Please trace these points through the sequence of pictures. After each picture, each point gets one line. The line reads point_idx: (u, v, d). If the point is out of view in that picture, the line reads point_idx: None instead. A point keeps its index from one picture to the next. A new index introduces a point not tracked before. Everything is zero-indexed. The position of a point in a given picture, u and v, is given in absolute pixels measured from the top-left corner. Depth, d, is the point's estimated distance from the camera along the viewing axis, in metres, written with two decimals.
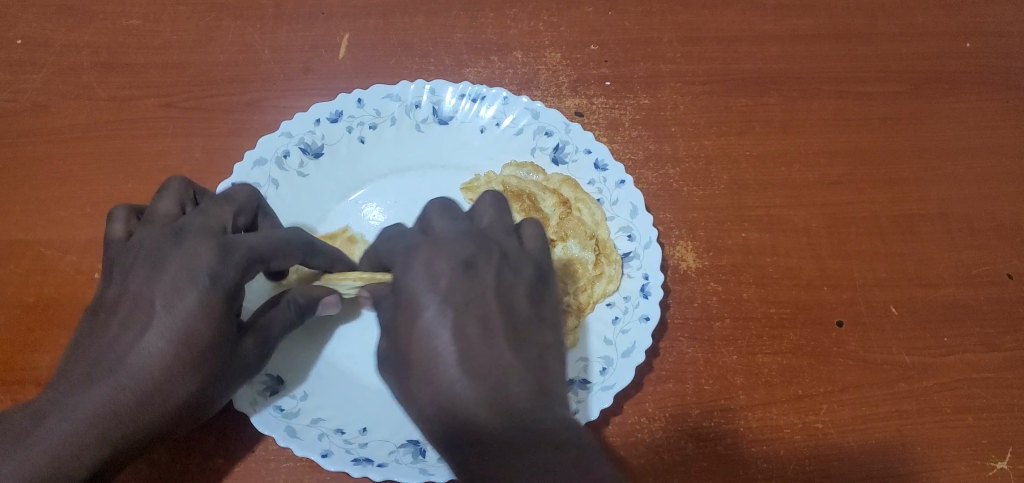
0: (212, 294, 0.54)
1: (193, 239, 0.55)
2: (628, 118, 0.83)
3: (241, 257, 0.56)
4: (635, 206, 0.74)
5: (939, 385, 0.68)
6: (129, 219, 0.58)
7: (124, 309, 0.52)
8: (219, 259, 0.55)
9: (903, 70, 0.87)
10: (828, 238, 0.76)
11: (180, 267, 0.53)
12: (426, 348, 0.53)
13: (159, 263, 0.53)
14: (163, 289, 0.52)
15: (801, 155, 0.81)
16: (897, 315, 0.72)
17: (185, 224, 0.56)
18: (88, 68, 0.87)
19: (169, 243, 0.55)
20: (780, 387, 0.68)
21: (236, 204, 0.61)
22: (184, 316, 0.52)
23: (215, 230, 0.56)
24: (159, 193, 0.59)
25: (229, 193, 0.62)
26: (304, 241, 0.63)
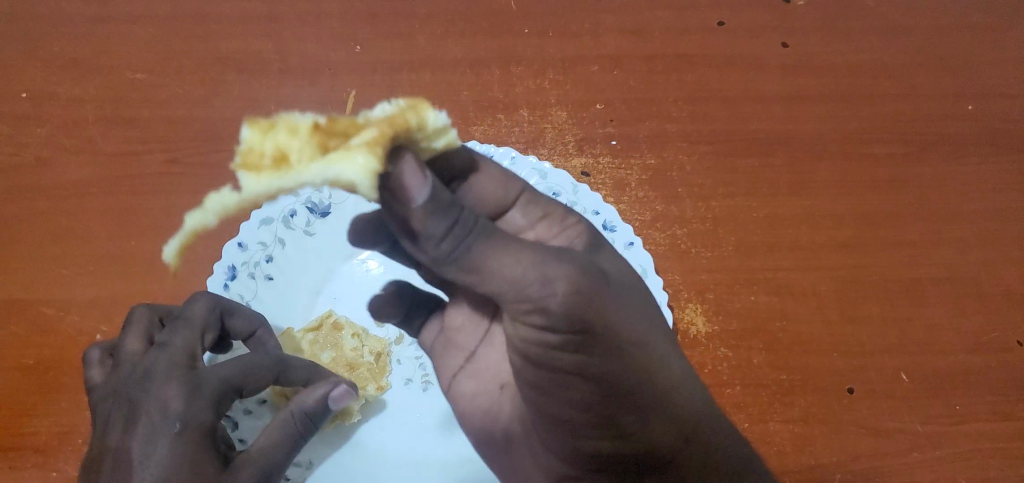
0: (186, 434, 0.50)
1: (160, 377, 0.53)
2: (635, 178, 0.84)
3: (212, 389, 0.54)
4: (644, 268, 0.74)
5: (953, 455, 0.68)
6: (104, 361, 0.60)
7: (105, 466, 0.49)
8: (189, 395, 0.52)
9: (904, 133, 0.88)
10: (837, 303, 0.76)
11: (152, 411, 0.51)
12: (657, 366, 0.48)
13: (131, 411, 0.51)
14: (139, 438, 0.49)
15: (808, 217, 0.82)
16: (908, 382, 0.72)
17: (151, 364, 0.55)
18: (93, 122, 0.87)
19: (137, 387, 0.53)
20: (794, 456, 0.67)
21: (198, 325, 0.60)
22: (165, 459, 0.49)
23: (182, 366, 0.55)
24: (127, 328, 0.60)
25: (188, 316, 0.61)
26: (274, 357, 0.62)
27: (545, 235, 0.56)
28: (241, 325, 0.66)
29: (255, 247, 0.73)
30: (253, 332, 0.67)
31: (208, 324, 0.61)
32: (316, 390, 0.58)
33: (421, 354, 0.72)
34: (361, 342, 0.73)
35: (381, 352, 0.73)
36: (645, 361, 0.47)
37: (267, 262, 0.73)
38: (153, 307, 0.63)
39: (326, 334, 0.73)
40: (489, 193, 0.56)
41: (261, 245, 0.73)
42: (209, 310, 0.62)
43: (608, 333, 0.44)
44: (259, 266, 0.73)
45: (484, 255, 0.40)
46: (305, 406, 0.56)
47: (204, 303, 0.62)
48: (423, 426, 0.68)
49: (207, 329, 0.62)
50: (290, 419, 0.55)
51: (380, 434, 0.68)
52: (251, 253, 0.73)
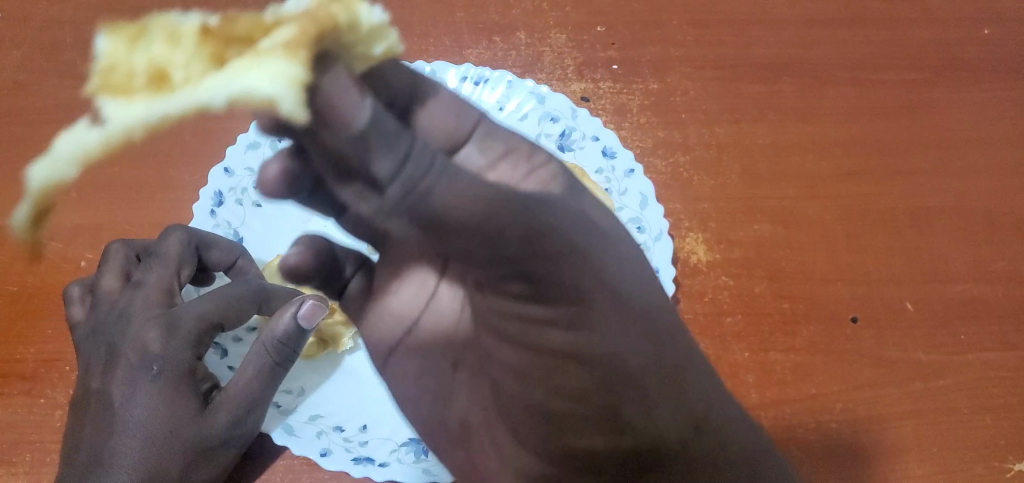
0: (162, 377, 0.52)
1: (137, 321, 0.55)
2: (636, 103, 0.80)
3: (189, 330, 0.54)
4: (645, 195, 0.72)
5: (956, 384, 0.66)
6: (86, 298, 0.60)
7: (91, 408, 0.53)
8: (167, 338, 0.53)
9: (918, 57, 0.84)
10: (843, 232, 0.74)
11: (130, 357, 0.53)
12: (652, 337, 0.45)
13: (112, 356, 0.54)
14: (121, 385, 0.52)
15: (815, 145, 0.79)
16: (913, 311, 0.70)
17: (127, 306, 0.56)
18: (73, 45, 0.83)
19: (116, 331, 0.55)
20: (793, 385, 0.66)
21: (173, 260, 0.59)
22: (144, 409, 0.52)
23: (158, 308, 0.56)
24: (103, 265, 0.60)
25: (160, 251, 0.59)
26: (255, 287, 0.60)
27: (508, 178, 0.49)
28: (220, 256, 0.64)
29: (241, 173, 0.71)
30: (234, 261, 0.65)
31: (184, 259, 0.60)
32: (285, 313, 0.55)
33: None
34: None
35: None
36: (647, 337, 0.45)
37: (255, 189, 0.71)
38: (129, 243, 0.62)
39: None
40: (438, 124, 0.49)
41: (248, 170, 0.71)
42: (184, 242, 0.60)
43: (598, 301, 0.43)
44: (246, 192, 0.71)
45: (448, 195, 0.36)
46: (277, 333, 0.54)
47: (177, 236, 0.60)
48: None
49: (181, 261, 0.60)
50: (263, 348, 0.54)
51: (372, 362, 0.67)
52: (238, 179, 0.71)
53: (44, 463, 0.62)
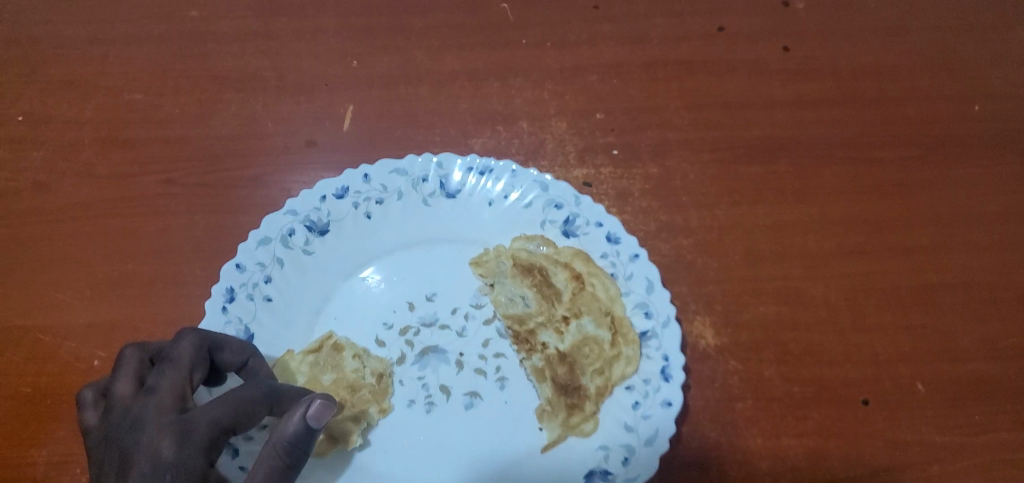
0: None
1: (151, 427, 0.54)
2: (638, 188, 0.82)
3: (202, 437, 0.54)
4: (650, 281, 0.72)
5: (973, 467, 0.66)
6: (97, 403, 0.60)
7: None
8: (181, 446, 0.53)
9: (911, 135, 0.86)
10: (849, 312, 0.74)
11: (144, 465, 0.52)
12: None
13: (124, 465, 0.52)
14: None
15: (815, 224, 0.80)
16: (924, 391, 0.70)
17: (140, 411, 0.55)
18: (90, 144, 0.86)
19: (128, 438, 0.54)
20: (809, 471, 0.66)
21: (185, 365, 0.60)
22: None
23: (172, 413, 0.55)
24: (117, 370, 0.59)
25: (173, 356, 0.60)
26: (266, 389, 0.60)
27: None
28: (231, 357, 0.64)
29: (253, 268, 0.73)
30: (245, 361, 0.65)
31: (196, 363, 0.61)
32: (291, 417, 0.55)
33: (424, 373, 0.71)
34: (362, 363, 0.71)
35: (381, 374, 0.71)
36: None
37: (265, 283, 0.72)
38: (142, 346, 0.62)
39: (325, 356, 0.71)
40: None
41: (259, 265, 0.73)
42: (197, 346, 0.61)
43: None
44: (257, 287, 0.72)
45: None
46: (286, 434, 0.55)
47: (190, 340, 0.61)
48: (426, 447, 0.66)
49: (193, 366, 0.61)
50: (273, 450, 0.55)
51: (382, 457, 0.66)
52: (250, 274, 0.72)
53: None
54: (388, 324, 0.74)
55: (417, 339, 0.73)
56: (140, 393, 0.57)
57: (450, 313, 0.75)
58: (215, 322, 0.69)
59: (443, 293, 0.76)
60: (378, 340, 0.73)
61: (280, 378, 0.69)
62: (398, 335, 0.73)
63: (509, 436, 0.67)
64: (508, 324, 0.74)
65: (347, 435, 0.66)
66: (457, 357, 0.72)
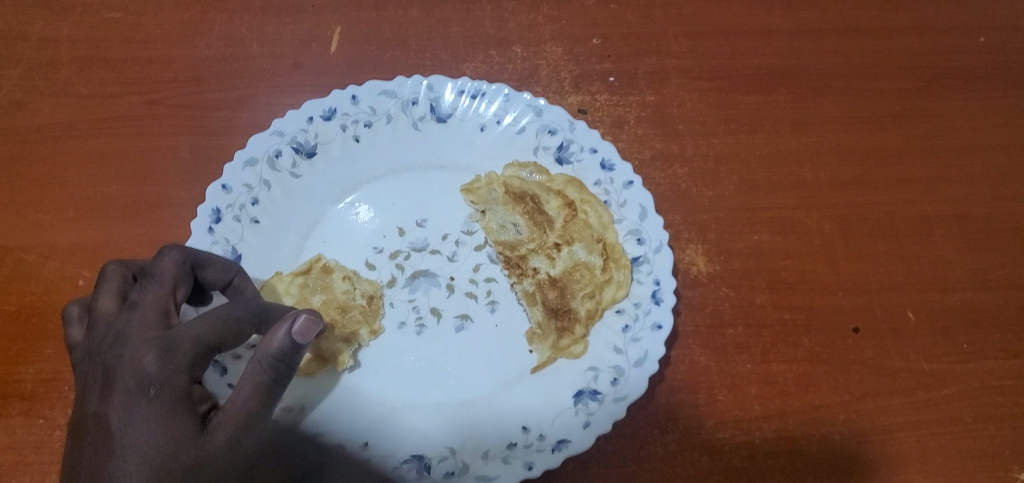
0: (159, 400, 0.51)
1: (134, 341, 0.53)
2: (633, 115, 0.80)
3: (187, 353, 0.53)
4: (644, 208, 0.71)
5: (960, 394, 0.66)
6: (83, 319, 0.59)
7: (87, 432, 0.51)
8: (163, 361, 0.52)
9: (912, 66, 0.84)
10: (843, 242, 0.74)
11: (128, 380, 0.51)
12: None
13: (107, 378, 0.52)
14: (117, 407, 0.50)
15: (812, 154, 0.79)
16: (914, 319, 0.70)
17: (123, 327, 0.54)
18: (68, 63, 0.82)
19: (111, 353, 0.53)
20: (797, 396, 0.66)
21: (168, 281, 0.58)
22: (141, 431, 0.49)
23: (156, 328, 0.54)
24: (99, 287, 0.58)
25: (156, 273, 0.58)
26: (253, 308, 0.59)
27: None
28: (215, 275, 0.63)
29: (240, 189, 0.71)
30: (230, 280, 0.64)
31: (179, 279, 0.59)
32: (277, 330, 0.54)
33: (414, 297, 0.70)
34: (352, 285, 0.71)
35: (372, 296, 0.70)
36: None
37: (252, 205, 0.71)
38: (125, 263, 0.61)
39: (315, 278, 0.70)
40: None
41: (246, 187, 0.71)
42: (179, 263, 0.59)
43: None
44: (243, 208, 0.71)
45: None
46: (271, 349, 0.54)
47: (172, 257, 0.59)
48: (416, 368, 0.66)
49: (175, 282, 0.58)
50: (257, 366, 0.53)
51: (372, 378, 0.66)
52: (236, 195, 0.71)
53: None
54: (378, 249, 0.73)
55: (407, 263, 0.72)
56: (123, 310, 0.56)
57: (441, 239, 0.74)
58: (200, 242, 0.68)
59: (432, 219, 0.74)
60: (368, 264, 0.72)
61: (268, 297, 0.68)
62: (388, 259, 0.72)
63: (499, 359, 0.67)
64: (499, 250, 0.73)
65: (335, 356, 0.66)
66: (447, 281, 0.71)
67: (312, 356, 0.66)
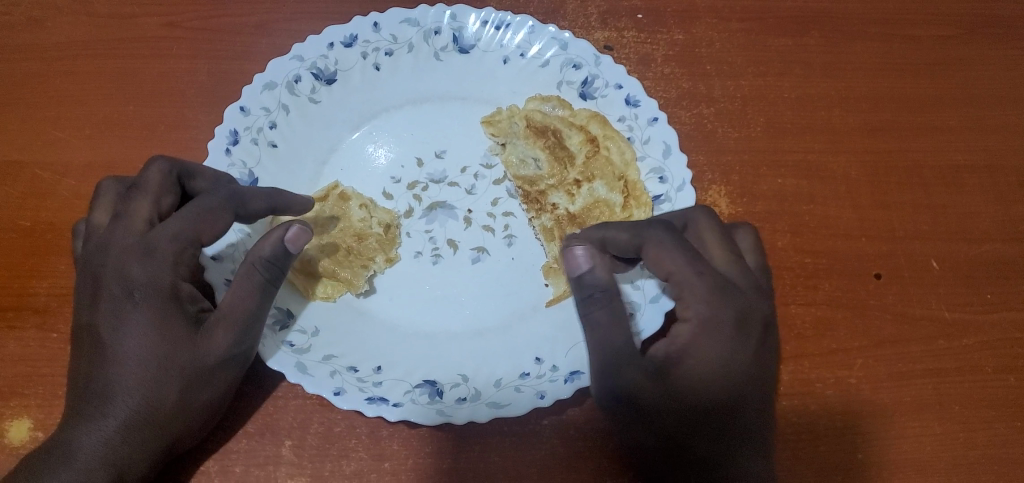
0: (144, 303, 0.52)
1: (116, 250, 0.53)
2: (661, 54, 0.78)
3: (167, 253, 0.53)
4: (668, 146, 0.69)
5: (980, 344, 0.65)
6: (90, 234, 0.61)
7: (83, 340, 0.53)
8: (145, 263, 0.53)
9: (954, 12, 0.80)
10: (869, 189, 0.72)
11: (114, 286, 0.53)
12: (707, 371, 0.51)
13: (96, 286, 0.53)
14: (105, 314, 0.53)
15: (843, 100, 0.77)
16: (938, 269, 0.68)
17: (108, 236, 0.54)
18: None
19: (98, 261, 0.54)
20: (814, 340, 0.65)
21: (151, 192, 0.56)
22: (131, 335, 0.52)
23: (137, 233, 0.54)
24: (94, 202, 0.58)
25: (140, 183, 0.56)
26: (225, 195, 0.56)
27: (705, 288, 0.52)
28: (204, 186, 0.60)
29: (258, 112, 0.70)
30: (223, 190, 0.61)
31: (163, 189, 0.56)
32: (270, 236, 0.55)
33: (431, 227, 0.70)
34: (368, 213, 0.70)
35: (388, 225, 0.70)
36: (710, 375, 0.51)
37: (270, 128, 0.70)
38: (119, 179, 0.60)
39: (331, 205, 0.70)
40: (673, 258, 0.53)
41: (264, 110, 0.70)
42: (165, 173, 0.57)
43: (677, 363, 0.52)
44: (262, 132, 0.70)
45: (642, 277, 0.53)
46: (263, 254, 0.54)
47: (159, 167, 0.57)
48: (431, 298, 0.66)
49: (160, 191, 0.56)
50: (251, 271, 0.54)
51: (387, 305, 0.66)
52: (254, 118, 0.69)
53: (57, 396, 0.63)
54: (395, 178, 0.72)
55: (425, 194, 0.72)
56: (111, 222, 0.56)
57: (459, 172, 0.73)
58: (218, 163, 0.67)
59: (452, 151, 0.73)
60: (386, 193, 0.71)
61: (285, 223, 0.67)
62: (406, 190, 0.72)
63: (514, 292, 0.67)
64: (519, 184, 0.73)
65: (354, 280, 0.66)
66: (465, 214, 0.71)
67: (330, 281, 0.66)
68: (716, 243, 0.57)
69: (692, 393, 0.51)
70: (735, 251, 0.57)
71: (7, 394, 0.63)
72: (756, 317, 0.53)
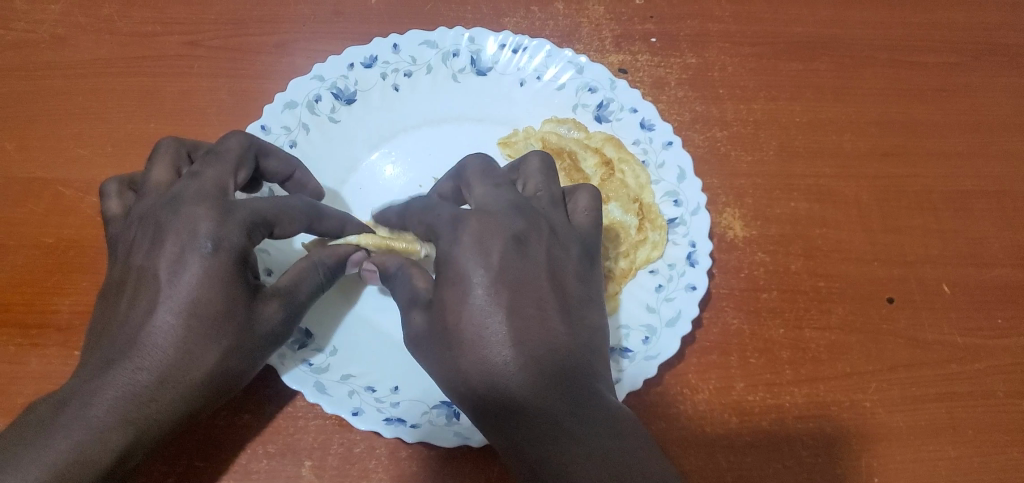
0: (217, 258, 0.51)
1: (190, 203, 0.52)
2: (674, 77, 0.79)
3: (242, 217, 0.53)
4: (682, 170, 0.71)
5: (992, 368, 0.66)
6: (122, 193, 0.58)
7: (131, 284, 0.50)
8: (221, 221, 0.52)
9: (961, 39, 0.81)
10: (880, 212, 0.73)
11: (181, 234, 0.51)
12: (545, 323, 0.49)
13: (160, 231, 0.51)
14: (167, 258, 0.50)
15: (853, 125, 0.78)
16: (949, 293, 0.69)
17: (181, 190, 0.53)
18: (109, 1, 0.82)
19: (166, 209, 0.52)
20: (828, 363, 0.66)
21: (232, 161, 0.56)
22: (190, 285, 0.50)
23: (214, 195, 0.53)
24: (152, 160, 0.57)
25: (220, 151, 0.57)
26: (306, 204, 0.60)
27: (469, 226, 0.51)
28: (275, 167, 0.63)
29: (279, 131, 0.71)
30: (289, 175, 0.65)
31: (242, 162, 0.57)
32: (337, 249, 0.63)
33: None
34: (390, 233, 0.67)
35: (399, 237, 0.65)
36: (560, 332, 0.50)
37: (290, 147, 0.71)
38: (179, 140, 0.59)
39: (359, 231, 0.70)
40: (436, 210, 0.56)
41: (285, 129, 0.71)
42: (245, 146, 0.58)
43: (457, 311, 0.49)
44: (282, 151, 0.71)
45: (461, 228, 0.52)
46: (326, 260, 0.61)
47: (239, 140, 0.58)
48: None
49: (238, 162, 0.57)
50: (313, 267, 0.60)
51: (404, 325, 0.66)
52: (275, 137, 0.71)
53: None
54: None
55: None
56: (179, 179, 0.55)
57: None
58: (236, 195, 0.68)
59: None
60: None
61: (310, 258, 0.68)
62: None
63: None
64: None
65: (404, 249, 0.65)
66: None
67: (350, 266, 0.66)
68: (539, 183, 0.58)
69: (534, 344, 0.48)
70: (505, 183, 0.57)
71: None
72: (494, 229, 0.51)
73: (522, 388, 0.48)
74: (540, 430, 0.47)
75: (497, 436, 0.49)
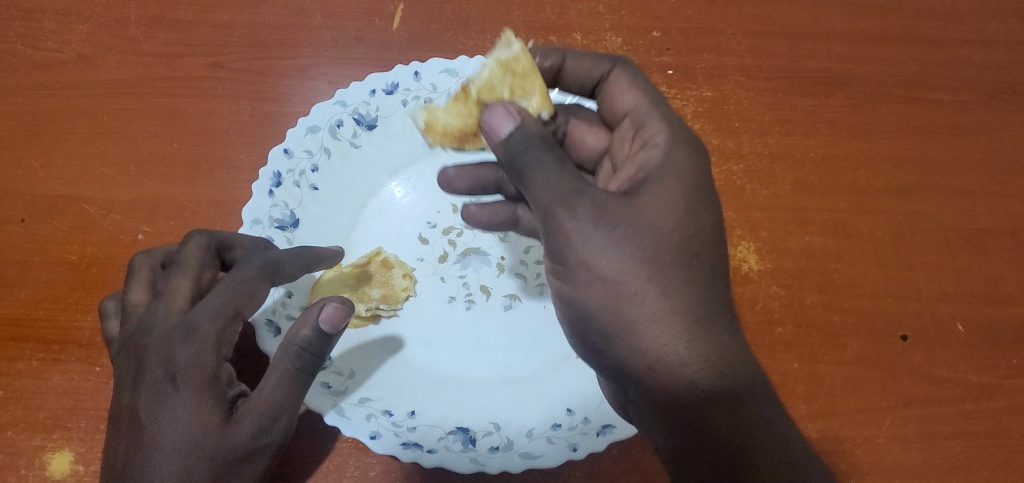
0: (186, 382, 0.51)
1: (156, 333, 0.52)
2: (690, 110, 0.80)
3: (209, 332, 0.53)
4: None
5: (1007, 408, 0.66)
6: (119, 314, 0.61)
7: (122, 424, 0.51)
8: (185, 342, 0.52)
9: (974, 78, 0.82)
10: (895, 248, 0.74)
11: (155, 368, 0.51)
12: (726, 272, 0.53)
13: (138, 370, 0.52)
14: (146, 395, 0.51)
15: (867, 160, 0.79)
16: (963, 331, 0.70)
17: (149, 317, 0.54)
18: (135, 22, 0.83)
19: (140, 343, 0.53)
20: (842, 398, 0.66)
21: (190, 268, 0.57)
22: (171, 412, 0.50)
23: (177, 315, 0.53)
24: (129, 281, 0.58)
25: (180, 260, 0.58)
26: (260, 264, 0.58)
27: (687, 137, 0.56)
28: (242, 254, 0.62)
29: (301, 155, 0.72)
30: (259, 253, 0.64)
31: (203, 264, 0.58)
32: (306, 320, 0.54)
33: (465, 273, 0.71)
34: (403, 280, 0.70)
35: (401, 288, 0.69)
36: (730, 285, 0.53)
37: (312, 171, 0.72)
38: (151, 254, 0.61)
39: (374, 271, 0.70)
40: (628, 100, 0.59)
41: (307, 153, 0.72)
42: (204, 248, 0.59)
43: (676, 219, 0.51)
44: (304, 175, 0.71)
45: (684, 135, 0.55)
46: (298, 338, 0.54)
47: (197, 242, 0.59)
48: (464, 343, 0.67)
49: (195, 271, 0.57)
50: (283, 352, 0.54)
51: (421, 348, 0.67)
52: (297, 160, 0.71)
53: (97, 430, 0.63)
54: (432, 224, 0.74)
55: (460, 240, 0.73)
56: (149, 304, 0.56)
57: None
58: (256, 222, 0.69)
59: None
60: (422, 238, 0.73)
61: (327, 289, 0.69)
62: (441, 235, 0.73)
63: (547, 336, 0.68)
64: None
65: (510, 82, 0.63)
66: (498, 260, 0.72)
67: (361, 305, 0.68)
68: None
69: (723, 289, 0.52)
70: None
71: (49, 428, 0.64)
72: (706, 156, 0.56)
73: (713, 310, 0.50)
74: (732, 362, 0.50)
75: (680, 345, 0.49)
